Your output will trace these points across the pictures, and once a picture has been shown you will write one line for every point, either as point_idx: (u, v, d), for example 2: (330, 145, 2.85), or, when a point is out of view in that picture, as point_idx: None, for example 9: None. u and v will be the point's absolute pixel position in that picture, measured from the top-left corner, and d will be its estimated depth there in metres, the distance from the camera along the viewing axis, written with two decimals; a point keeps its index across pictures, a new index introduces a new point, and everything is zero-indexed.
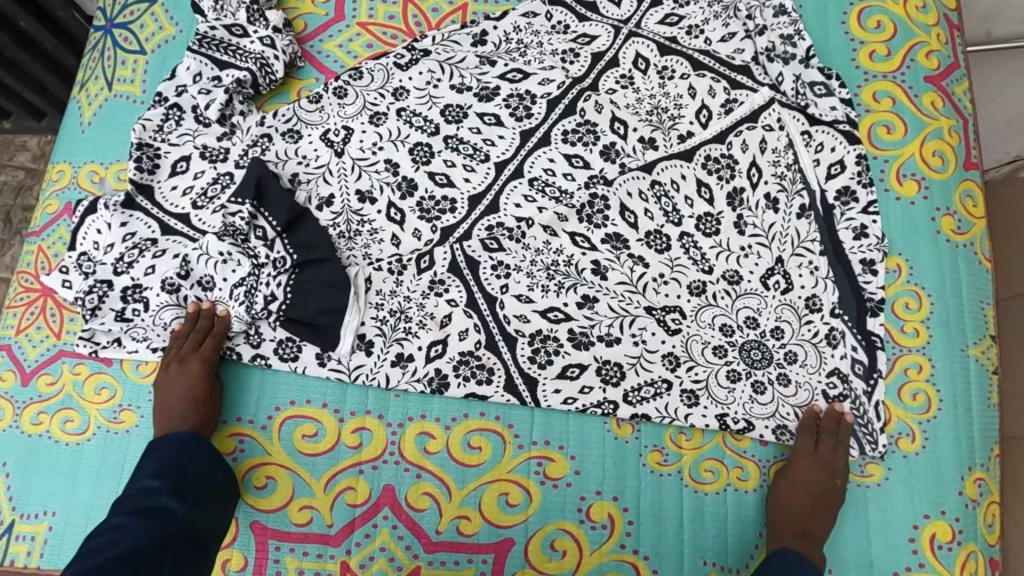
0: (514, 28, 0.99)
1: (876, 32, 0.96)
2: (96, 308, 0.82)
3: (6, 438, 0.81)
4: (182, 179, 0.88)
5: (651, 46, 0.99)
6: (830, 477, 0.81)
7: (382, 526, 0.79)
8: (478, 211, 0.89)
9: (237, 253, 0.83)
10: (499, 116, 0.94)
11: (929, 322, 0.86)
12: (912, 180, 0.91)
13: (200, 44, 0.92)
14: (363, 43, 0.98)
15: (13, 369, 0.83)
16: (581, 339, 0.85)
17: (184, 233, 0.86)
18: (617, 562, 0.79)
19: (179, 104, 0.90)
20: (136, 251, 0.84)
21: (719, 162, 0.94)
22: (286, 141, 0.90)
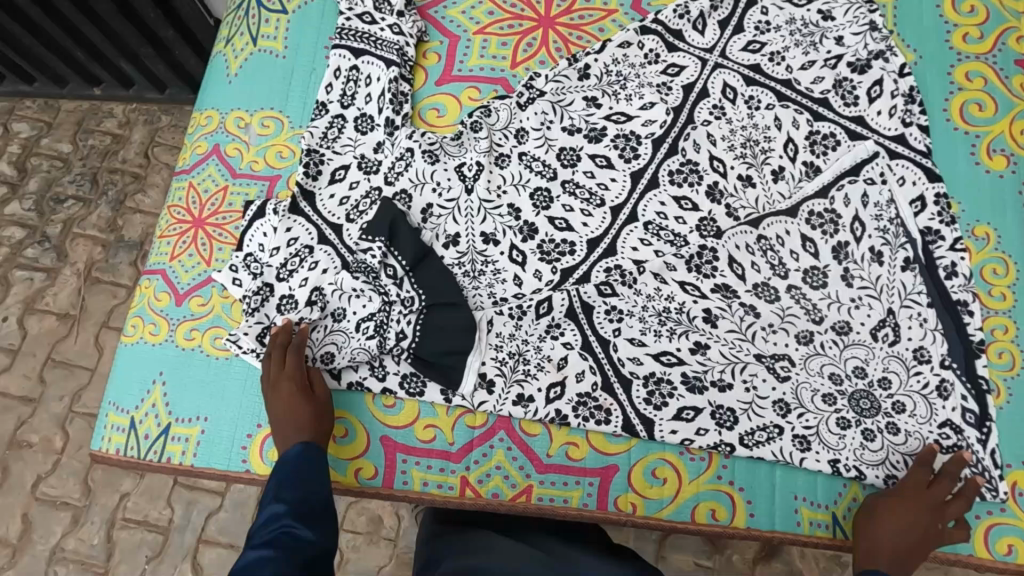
0: (613, 60, 0.98)
1: (969, 16, 1.00)
2: (256, 309, 0.88)
3: (163, 350, 0.89)
4: (340, 188, 0.94)
5: (736, 77, 0.98)
6: (938, 511, 0.80)
7: (498, 447, 0.86)
8: (597, 254, 0.92)
9: (369, 289, 0.88)
10: (610, 158, 0.95)
11: (1015, 286, 0.89)
12: (1002, 155, 0.94)
13: (340, 36, 0.96)
14: (486, 10, 1.01)
15: (168, 291, 0.91)
16: (694, 383, 0.87)
17: (337, 245, 0.91)
18: (714, 491, 0.84)
19: (344, 114, 0.96)
20: (297, 259, 0.90)
21: (822, 217, 0.93)
22: (426, 161, 0.93)
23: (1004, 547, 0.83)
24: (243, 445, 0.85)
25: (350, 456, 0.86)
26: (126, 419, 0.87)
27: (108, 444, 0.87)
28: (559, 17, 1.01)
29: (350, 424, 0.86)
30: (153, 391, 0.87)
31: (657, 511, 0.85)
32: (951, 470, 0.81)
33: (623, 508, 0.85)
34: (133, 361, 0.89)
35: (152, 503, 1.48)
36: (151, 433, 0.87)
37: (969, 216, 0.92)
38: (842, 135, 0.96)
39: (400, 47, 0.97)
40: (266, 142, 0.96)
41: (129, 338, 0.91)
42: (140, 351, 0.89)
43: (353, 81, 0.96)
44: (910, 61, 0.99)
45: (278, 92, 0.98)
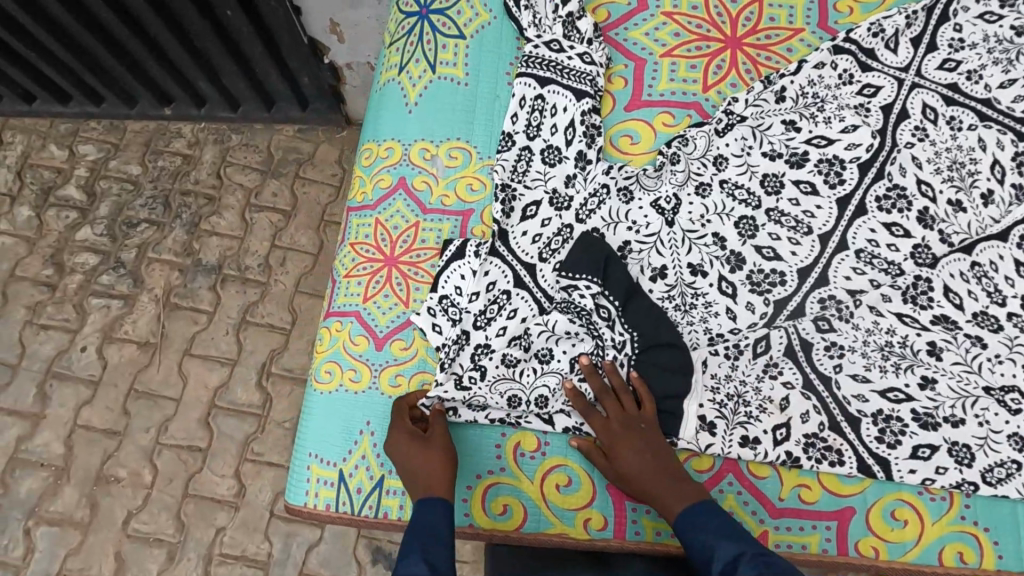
0: (809, 82, 0.94)
1: None
2: (453, 358, 0.83)
3: (367, 398, 0.84)
4: (532, 225, 0.88)
5: (936, 96, 0.95)
6: (635, 433, 0.77)
7: (727, 492, 0.83)
8: (810, 284, 0.88)
9: (581, 330, 0.83)
10: (814, 183, 0.92)
11: None
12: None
13: (526, 64, 0.92)
14: (671, 31, 0.97)
15: (366, 335, 0.87)
16: (927, 420, 0.83)
17: (532, 290, 0.85)
18: (960, 532, 0.81)
19: (530, 146, 0.90)
20: (495, 306, 0.84)
21: None
22: (620, 200, 0.89)
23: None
24: (465, 497, 0.81)
25: (577, 505, 0.81)
26: (333, 472, 0.83)
27: (315, 500, 0.82)
28: (746, 38, 0.97)
29: (573, 472, 0.82)
30: (361, 441, 0.83)
31: (901, 555, 0.81)
32: (598, 384, 0.79)
33: (865, 553, 0.81)
34: (335, 411, 0.85)
35: (250, 536, 1.40)
36: (362, 486, 0.82)
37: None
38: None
39: (592, 77, 0.92)
40: (455, 173, 0.91)
41: (326, 386, 0.86)
42: (341, 400, 0.85)
43: (538, 111, 0.91)
44: None
45: (463, 121, 0.93)
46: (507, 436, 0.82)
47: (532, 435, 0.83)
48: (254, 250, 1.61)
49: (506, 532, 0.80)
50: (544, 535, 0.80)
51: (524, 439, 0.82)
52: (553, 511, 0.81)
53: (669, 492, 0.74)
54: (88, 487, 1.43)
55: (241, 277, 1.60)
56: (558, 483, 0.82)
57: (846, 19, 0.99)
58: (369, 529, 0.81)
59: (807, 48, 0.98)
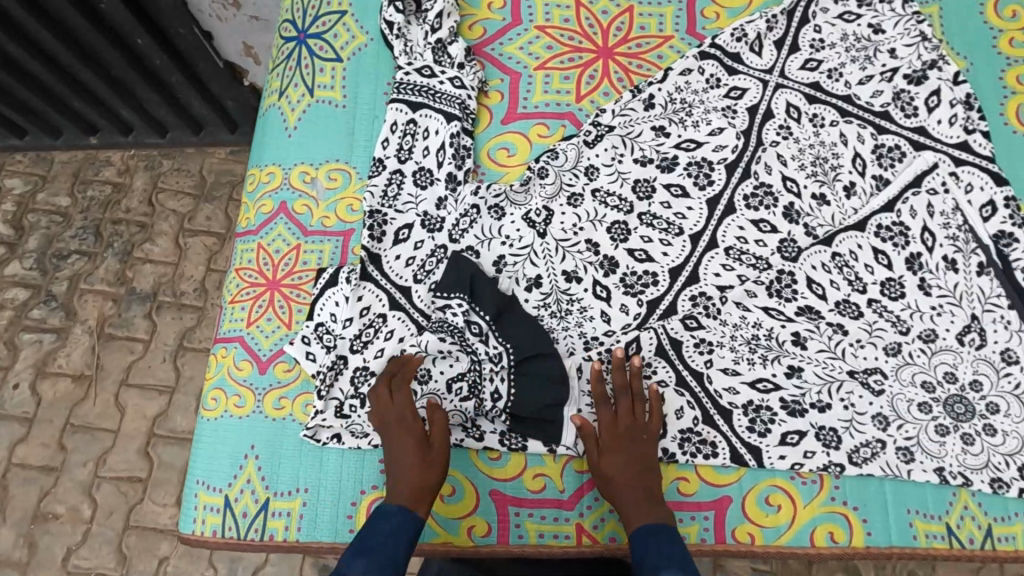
0: (676, 88, 0.98)
1: (1013, 20, 1.02)
2: (331, 385, 0.85)
3: (252, 422, 0.85)
4: (405, 248, 0.91)
5: (799, 96, 0.99)
6: (638, 438, 0.82)
7: None
8: (680, 283, 0.92)
9: (455, 348, 0.85)
10: (684, 186, 0.95)
11: None
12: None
13: (397, 91, 0.95)
14: (544, 44, 1.00)
15: (249, 359, 0.88)
16: (794, 407, 0.87)
17: (408, 310, 0.88)
18: (830, 512, 0.84)
19: (401, 169, 0.93)
20: (371, 330, 0.87)
21: (891, 230, 0.95)
22: (492, 218, 0.92)
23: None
24: (349, 513, 0.82)
25: (460, 513, 0.83)
26: (219, 498, 0.83)
27: (203, 526, 0.83)
28: (617, 48, 1.00)
29: (457, 482, 0.84)
30: (246, 466, 0.84)
31: (775, 539, 0.84)
32: (620, 379, 0.84)
33: (742, 539, 0.84)
34: (221, 437, 0.85)
35: (193, 564, 1.39)
36: (248, 510, 0.83)
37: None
38: (907, 146, 0.97)
39: (462, 100, 0.94)
40: (335, 195, 0.93)
41: (212, 412, 0.87)
42: (227, 425, 0.86)
43: (410, 136, 0.94)
44: (962, 67, 1.01)
45: (341, 142, 0.95)
46: None
47: None
48: (189, 275, 1.60)
49: None
50: (429, 545, 0.83)
51: None
52: (438, 521, 0.83)
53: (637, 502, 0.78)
54: (26, 526, 1.41)
55: (177, 303, 1.59)
56: (442, 492, 0.83)
57: (713, 24, 1.02)
58: (256, 552, 0.82)
59: (676, 54, 1.01)
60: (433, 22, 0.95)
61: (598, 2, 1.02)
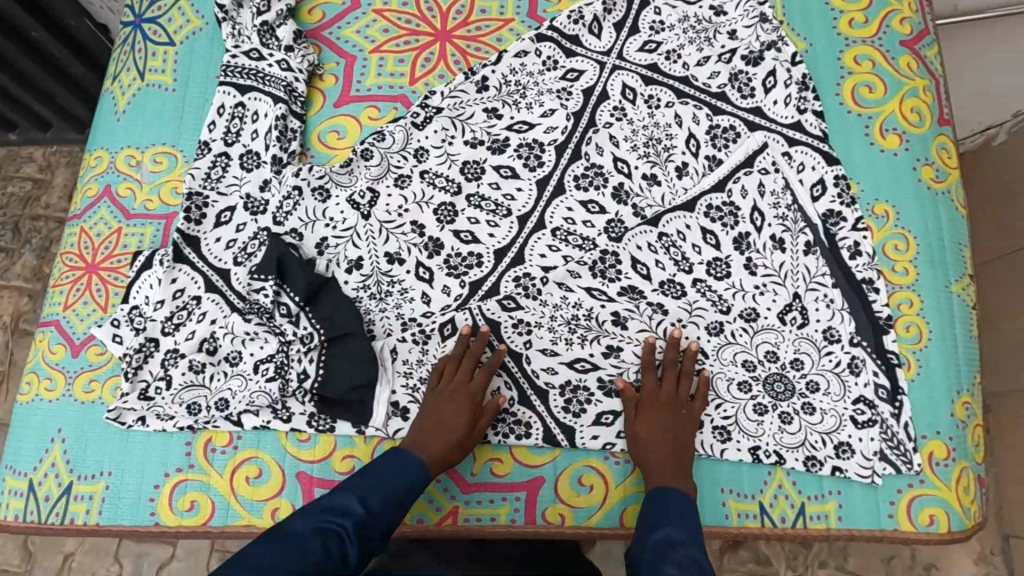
0: (510, 70, 0.97)
1: (854, 1, 1.02)
2: (140, 367, 0.85)
3: (61, 406, 0.85)
4: (226, 231, 0.90)
5: (635, 77, 0.98)
6: (679, 412, 0.84)
7: None
8: (505, 264, 0.91)
9: (263, 330, 0.86)
10: (514, 167, 0.95)
11: (916, 261, 0.91)
12: (895, 133, 0.96)
13: (225, 74, 0.94)
14: (380, 28, 0.99)
15: (63, 342, 0.87)
16: (611, 387, 0.87)
17: (225, 292, 0.88)
18: (641, 493, 0.84)
19: (227, 152, 0.93)
20: (184, 312, 0.86)
21: (720, 210, 0.94)
22: (316, 200, 0.92)
23: (926, 518, 0.83)
24: (152, 496, 0.82)
25: (265, 496, 0.82)
26: (23, 482, 0.83)
27: (6, 510, 0.82)
28: (456, 30, 1.00)
29: (263, 464, 0.83)
30: (52, 450, 0.83)
31: (586, 519, 0.83)
32: (672, 356, 0.86)
33: (552, 519, 0.83)
34: (30, 422, 0.85)
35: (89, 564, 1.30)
36: (52, 494, 0.83)
37: (869, 195, 0.93)
38: (741, 126, 0.97)
39: (289, 83, 0.94)
40: (160, 178, 0.92)
41: (24, 396, 0.86)
42: (36, 409, 0.85)
43: (237, 119, 0.93)
44: (801, 48, 1.00)
45: (169, 126, 0.95)
46: (197, 436, 0.84)
47: (225, 432, 0.84)
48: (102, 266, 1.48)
49: (191, 525, 0.81)
50: (231, 528, 0.81)
51: (215, 435, 0.84)
52: (241, 503, 0.82)
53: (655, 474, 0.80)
54: None
55: None
56: (249, 475, 0.83)
57: (554, 6, 1.01)
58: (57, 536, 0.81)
59: (514, 36, 1.00)
60: (258, 5, 0.95)
61: None
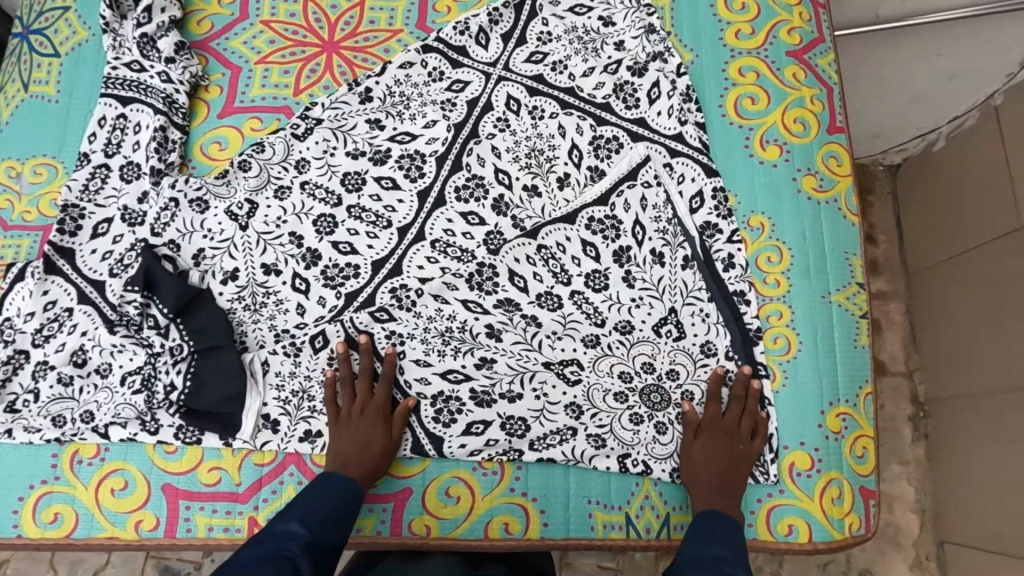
0: (395, 81, 0.98)
1: (741, 13, 1.03)
2: (8, 380, 0.84)
3: None
4: (103, 242, 0.90)
5: (520, 88, 0.99)
6: (736, 444, 0.84)
7: (288, 483, 0.84)
8: (382, 275, 0.92)
9: (131, 343, 0.86)
10: (395, 178, 0.95)
11: (788, 272, 0.92)
12: (775, 145, 0.97)
13: (106, 85, 0.95)
14: (266, 39, 1.00)
15: None
16: (483, 397, 0.87)
17: (98, 303, 0.87)
18: (507, 504, 0.84)
19: (107, 164, 0.93)
20: (55, 324, 0.86)
21: (602, 222, 0.94)
22: (194, 211, 0.92)
23: (784, 527, 0.85)
24: (14, 508, 0.82)
25: (129, 508, 0.82)
26: None
27: None
28: (343, 41, 1.01)
29: (130, 476, 0.83)
30: None
31: (452, 530, 0.84)
32: (740, 389, 0.86)
33: (418, 530, 0.84)
34: None
35: None
36: None
37: (746, 206, 0.95)
38: (624, 137, 0.98)
39: (169, 95, 0.95)
40: (39, 190, 0.93)
41: None
42: None
43: (119, 130, 0.94)
44: (688, 59, 1.01)
45: (50, 137, 0.95)
46: (62, 449, 0.84)
47: (91, 444, 0.84)
48: None
49: (54, 537, 0.81)
50: (95, 539, 0.82)
51: (82, 447, 0.84)
52: (106, 515, 0.82)
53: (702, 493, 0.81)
54: None
55: None
56: (114, 486, 0.83)
57: (443, 18, 1.03)
58: None
59: (401, 47, 1.01)
60: (139, 17, 0.95)
61: None
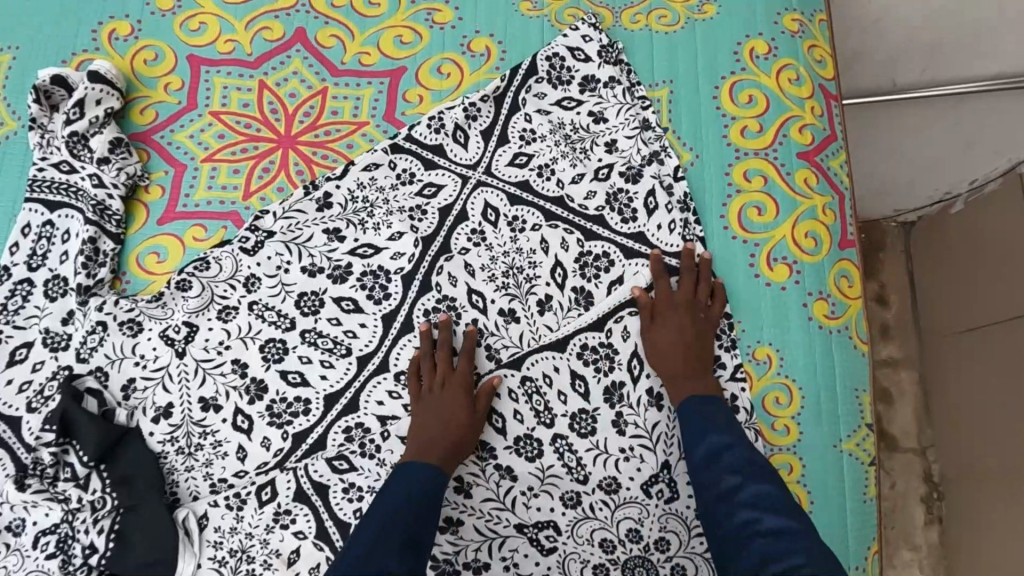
0: (357, 185, 0.88)
1: (747, 107, 0.92)
2: None
3: None
4: (20, 371, 0.80)
5: (499, 195, 0.89)
6: (697, 315, 0.82)
7: None
8: (335, 412, 0.81)
9: (45, 499, 0.75)
10: (357, 300, 0.84)
11: (799, 417, 0.82)
12: (784, 263, 0.86)
13: (32, 188, 0.85)
14: (215, 132, 0.89)
15: None
16: (445, 567, 0.77)
17: (12, 445, 0.77)
18: None
19: (30, 279, 0.83)
20: None
21: (596, 352, 0.83)
22: (125, 334, 0.81)
23: None
24: None
25: None
26: None
27: None
28: (301, 135, 0.90)
29: None
30: None
31: None
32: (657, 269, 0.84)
33: None
34: None
35: None
36: None
37: (750, 337, 0.84)
38: (618, 254, 0.87)
39: (101, 201, 0.84)
40: None
41: None
42: None
43: (45, 239, 0.84)
44: (686, 160, 0.90)
45: None
46: None
47: None
48: None
49: None
50: None
51: None
52: None
53: (683, 383, 0.78)
54: None
55: None
56: None
57: (414, 109, 0.92)
58: None
59: (369, 143, 0.91)
60: (70, 113, 0.85)
61: (285, 83, 0.92)
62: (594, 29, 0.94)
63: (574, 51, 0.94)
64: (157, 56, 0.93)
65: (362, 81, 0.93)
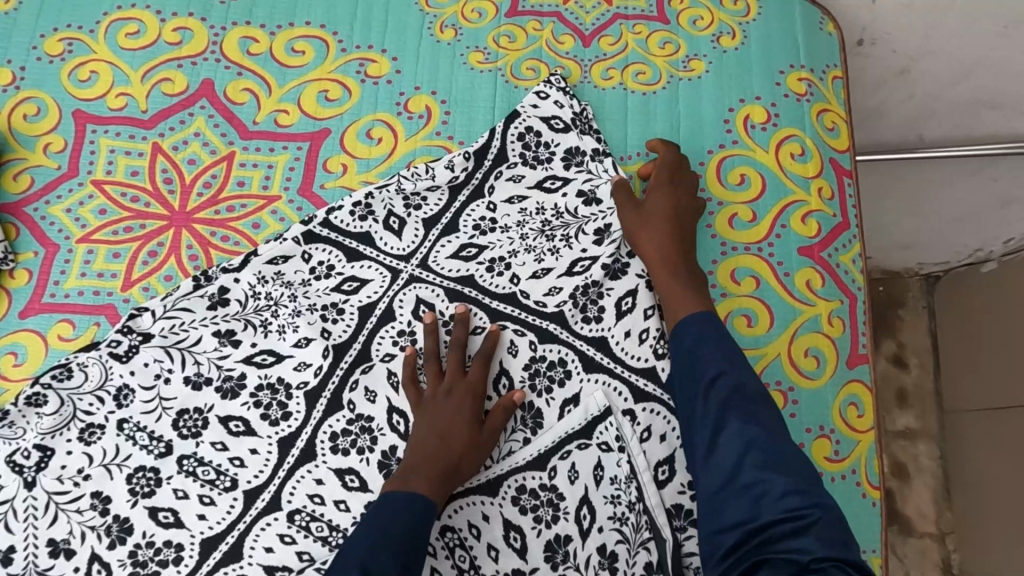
0: (259, 279, 0.73)
1: (738, 189, 0.76)
2: None
3: None
4: None
5: (435, 291, 0.73)
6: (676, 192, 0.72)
7: None
8: (212, 563, 0.66)
9: None
10: (249, 420, 0.69)
11: None
12: (776, 389, 0.70)
13: None
14: (96, 207, 0.75)
15: None
16: None
17: None
18: None
19: None
20: None
21: (536, 497, 0.67)
22: None
23: None
24: None
25: None
26: None
27: None
28: (197, 212, 0.75)
29: None
30: None
31: None
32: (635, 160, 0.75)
33: None
34: None
35: None
36: None
37: None
38: (576, 363, 0.71)
39: None
40: None
41: None
42: None
43: None
44: None
45: None
46: None
47: None
48: None
49: None
50: None
51: None
52: None
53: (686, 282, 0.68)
54: None
55: None
56: None
57: (336, 180, 0.77)
58: None
59: (282, 227, 0.75)
60: None
61: (184, 148, 0.78)
62: (565, 95, 0.78)
63: (549, 122, 0.78)
64: (39, 110, 0.79)
65: (277, 145, 0.78)
